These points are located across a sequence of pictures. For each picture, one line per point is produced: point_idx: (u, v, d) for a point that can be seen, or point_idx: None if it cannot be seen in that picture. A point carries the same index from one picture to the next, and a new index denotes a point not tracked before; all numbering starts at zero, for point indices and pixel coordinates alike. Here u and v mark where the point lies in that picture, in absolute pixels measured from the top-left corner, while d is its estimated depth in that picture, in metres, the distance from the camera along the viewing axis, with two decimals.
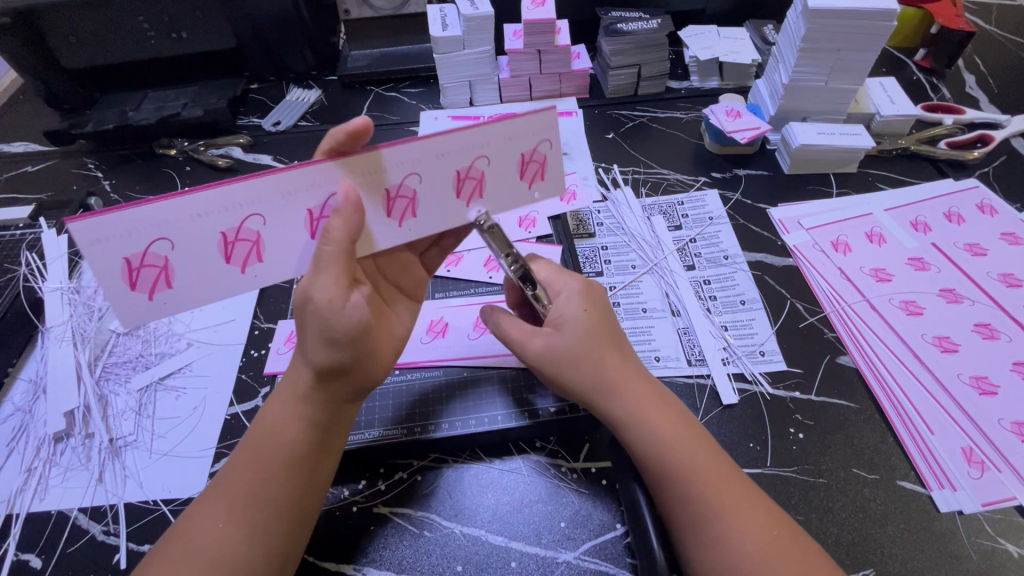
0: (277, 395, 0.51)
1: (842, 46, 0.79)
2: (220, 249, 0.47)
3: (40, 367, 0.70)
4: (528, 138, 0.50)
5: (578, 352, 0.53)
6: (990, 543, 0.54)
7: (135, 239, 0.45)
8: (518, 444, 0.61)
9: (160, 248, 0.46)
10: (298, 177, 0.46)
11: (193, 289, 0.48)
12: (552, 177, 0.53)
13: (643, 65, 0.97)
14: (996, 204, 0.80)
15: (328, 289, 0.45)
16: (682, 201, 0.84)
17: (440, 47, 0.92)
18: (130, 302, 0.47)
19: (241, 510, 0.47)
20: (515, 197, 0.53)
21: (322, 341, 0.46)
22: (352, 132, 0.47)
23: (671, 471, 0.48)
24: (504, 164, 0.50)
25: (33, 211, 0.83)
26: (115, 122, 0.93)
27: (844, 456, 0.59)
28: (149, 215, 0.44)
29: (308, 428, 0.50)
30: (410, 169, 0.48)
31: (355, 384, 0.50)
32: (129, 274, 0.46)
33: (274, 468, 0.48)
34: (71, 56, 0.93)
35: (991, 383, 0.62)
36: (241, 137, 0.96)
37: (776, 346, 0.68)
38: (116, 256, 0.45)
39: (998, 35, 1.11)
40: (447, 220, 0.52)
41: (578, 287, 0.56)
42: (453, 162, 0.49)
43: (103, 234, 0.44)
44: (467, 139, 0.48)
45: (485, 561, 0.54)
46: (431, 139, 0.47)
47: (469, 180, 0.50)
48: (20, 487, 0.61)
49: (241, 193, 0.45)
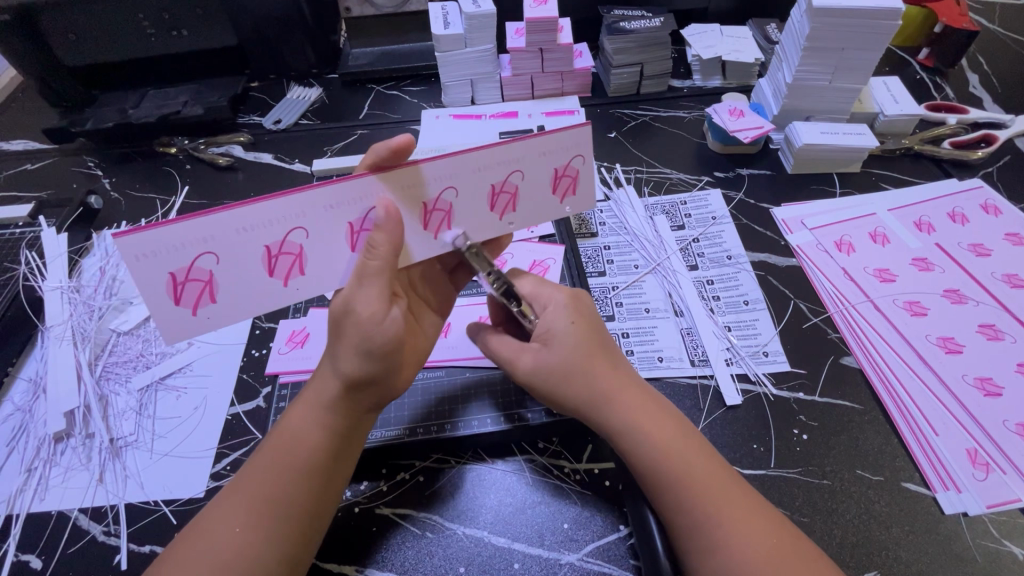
0: (302, 401, 0.51)
1: (846, 45, 0.78)
2: (264, 263, 0.47)
3: (40, 366, 0.70)
4: (562, 154, 0.50)
5: (570, 366, 0.53)
6: (994, 545, 0.53)
7: (181, 253, 0.44)
8: (520, 445, 0.61)
9: (206, 262, 0.45)
10: (346, 190, 0.46)
11: (236, 302, 0.48)
12: (584, 193, 0.53)
13: (645, 64, 0.97)
14: (1000, 204, 0.79)
15: (371, 303, 0.46)
16: (685, 201, 0.84)
17: (441, 45, 0.92)
18: (175, 318, 0.47)
19: (259, 515, 0.46)
20: (546, 211, 0.53)
21: (358, 352, 0.47)
22: (396, 148, 0.49)
23: (671, 477, 0.48)
24: (538, 179, 0.50)
25: (32, 209, 0.82)
26: (114, 120, 0.93)
27: (847, 458, 0.59)
28: (196, 230, 0.44)
29: (333, 436, 0.50)
30: (449, 183, 0.48)
31: (378, 397, 0.51)
32: (174, 288, 0.45)
33: (294, 475, 0.48)
34: (71, 53, 0.92)
35: (995, 384, 0.62)
36: (242, 136, 0.96)
37: (779, 347, 0.68)
38: (162, 271, 0.44)
39: (1001, 34, 1.11)
40: (481, 232, 0.52)
41: (564, 300, 0.56)
42: (490, 176, 0.49)
43: (150, 249, 0.43)
44: (506, 154, 0.48)
45: (487, 563, 0.53)
46: (470, 153, 0.47)
47: (504, 194, 0.50)
48: (20, 487, 0.61)
49: (288, 206, 0.45)
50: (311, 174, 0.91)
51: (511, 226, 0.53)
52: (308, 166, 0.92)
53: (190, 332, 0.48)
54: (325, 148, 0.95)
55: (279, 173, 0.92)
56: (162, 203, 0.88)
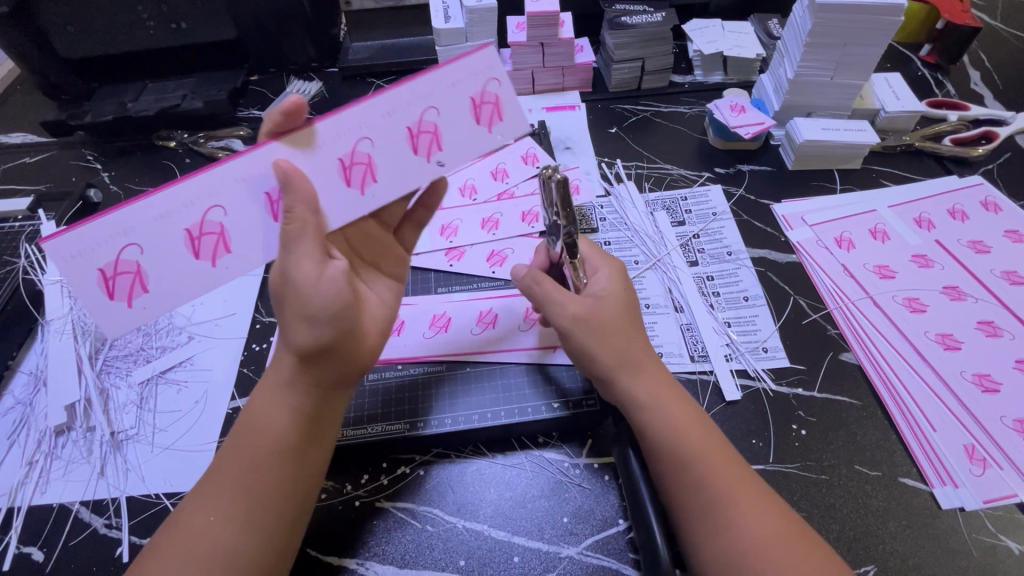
0: (261, 386, 0.52)
1: (848, 41, 0.78)
2: (188, 246, 0.49)
3: (41, 360, 0.70)
4: (470, 83, 0.50)
5: (617, 319, 0.55)
6: (990, 539, 0.54)
7: (107, 248, 0.48)
8: (520, 440, 0.61)
9: (131, 254, 0.48)
10: (260, 157, 0.48)
11: (170, 291, 0.50)
12: (509, 116, 0.52)
13: (647, 59, 0.97)
14: (1000, 201, 0.80)
15: (304, 265, 0.45)
16: (686, 197, 0.84)
17: (442, 39, 0.91)
18: (113, 311, 0.49)
19: (232, 503, 0.47)
20: (476, 145, 0.52)
21: (301, 318, 0.46)
22: (288, 110, 0.47)
23: (683, 454, 0.49)
24: (454, 112, 0.51)
25: (32, 202, 0.82)
26: (113, 113, 0.93)
27: (846, 453, 0.59)
28: (115, 225, 0.47)
29: (295, 418, 0.50)
30: (360, 133, 0.49)
31: (343, 365, 0.50)
32: (106, 283, 0.48)
33: (262, 458, 0.48)
34: (69, 45, 0.92)
35: (994, 380, 0.62)
36: (242, 130, 0.96)
37: (778, 342, 0.68)
38: (91, 268, 0.48)
39: (1003, 31, 1.11)
40: (412, 179, 0.51)
41: (612, 267, 0.60)
42: (402, 120, 0.50)
43: (79, 248, 0.47)
44: (406, 95, 0.49)
45: (488, 556, 0.54)
46: (370, 100, 0.49)
47: (423, 134, 0.50)
48: (22, 480, 0.61)
49: (194, 188, 0.48)
50: None
51: (442, 167, 0.52)
52: None
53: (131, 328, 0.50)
54: None
55: None
56: None
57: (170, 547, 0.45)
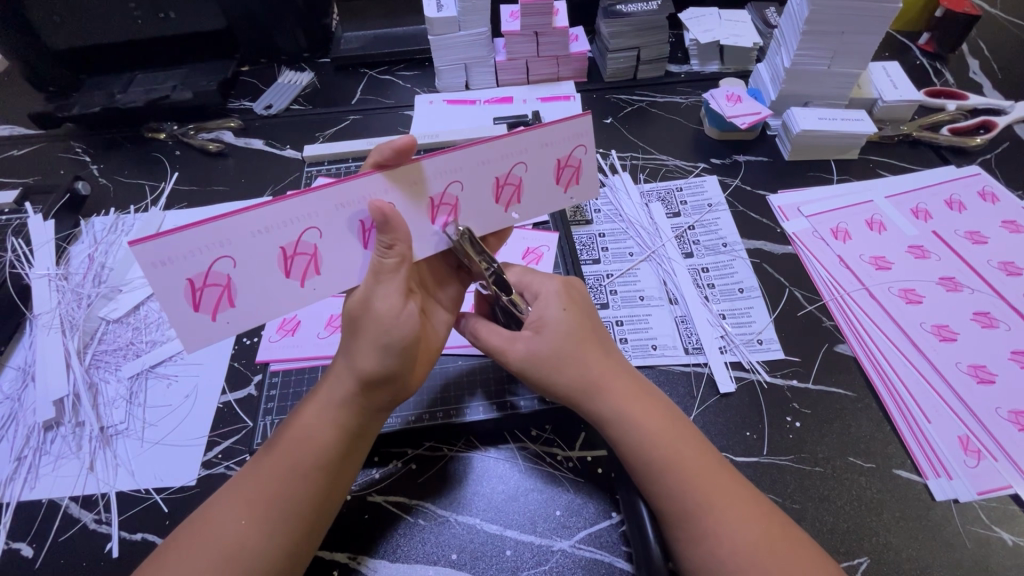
0: (312, 398, 0.51)
1: (845, 28, 0.77)
2: (280, 265, 0.45)
3: (29, 354, 0.69)
4: (563, 145, 0.49)
5: (556, 354, 0.52)
6: (984, 531, 0.54)
7: (198, 258, 0.43)
8: (512, 434, 0.61)
9: (223, 267, 0.44)
10: (363, 184, 0.45)
11: (256, 305, 0.46)
12: (586, 181, 0.52)
13: (643, 48, 0.96)
14: (998, 191, 0.79)
15: (388, 299, 0.46)
16: (681, 188, 0.83)
17: (435, 28, 0.90)
18: (194, 325, 0.45)
19: (270, 508, 0.46)
20: (549, 202, 0.52)
21: (376, 348, 0.47)
22: (399, 148, 0.46)
23: (650, 469, 0.48)
24: (541, 170, 0.50)
25: (18, 195, 0.80)
26: (101, 105, 0.91)
27: (840, 445, 0.59)
28: (211, 235, 0.42)
29: (343, 434, 0.49)
30: (455, 176, 0.47)
31: (395, 393, 0.50)
32: (193, 294, 0.44)
33: (303, 469, 0.48)
34: (55, 35, 0.90)
35: (989, 371, 0.62)
36: (232, 121, 0.94)
37: (773, 334, 0.67)
38: (180, 277, 0.43)
39: (1003, 19, 1.10)
40: (489, 226, 0.51)
41: (556, 288, 0.55)
42: (493, 170, 0.48)
43: (169, 255, 0.42)
44: (506, 147, 0.47)
45: (480, 550, 0.54)
46: (473, 147, 0.46)
47: (509, 186, 0.49)
48: (10, 475, 0.61)
49: (300, 206, 0.44)
50: (302, 160, 0.90)
51: (516, 218, 0.52)
52: (300, 152, 0.91)
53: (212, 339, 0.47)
54: (316, 134, 0.94)
55: (270, 160, 0.90)
56: (151, 189, 0.87)
57: (187, 547, 0.45)
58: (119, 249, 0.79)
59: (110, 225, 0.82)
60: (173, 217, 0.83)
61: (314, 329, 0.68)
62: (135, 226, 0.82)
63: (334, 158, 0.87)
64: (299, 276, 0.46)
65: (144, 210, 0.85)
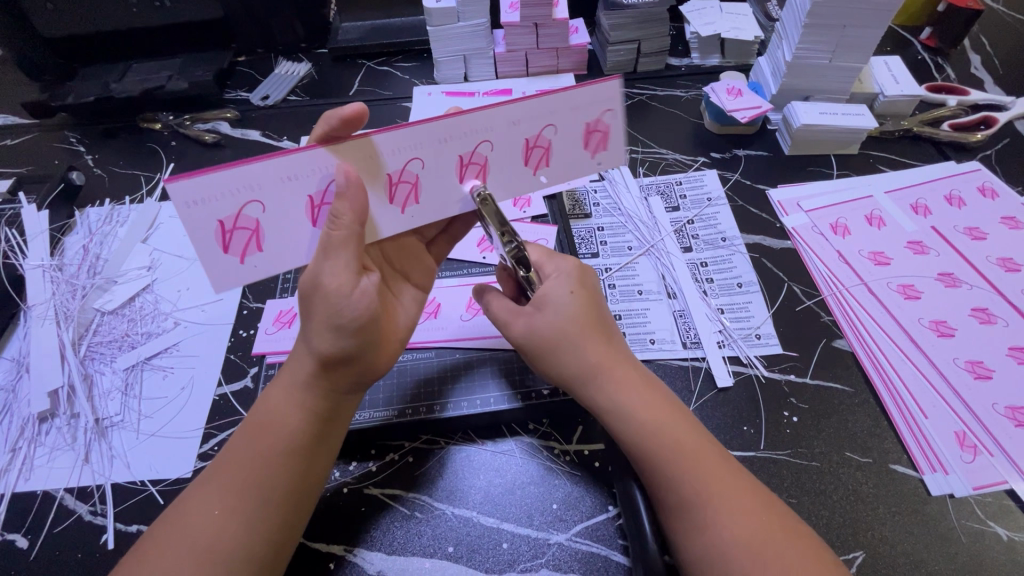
0: (275, 386, 0.51)
1: (848, 22, 0.76)
2: (308, 213, 0.46)
3: (23, 345, 0.69)
4: (590, 108, 0.49)
5: (561, 333, 0.53)
6: (979, 525, 0.54)
7: (229, 201, 0.44)
8: (510, 426, 0.61)
9: (252, 211, 0.45)
10: (395, 139, 0.46)
11: (284, 249, 0.48)
12: (613, 147, 0.52)
13: (643, 41, 0.95)
14: (997, 187, 0.79)
15: (338, 275, 0.45)
16: (680, 181, 0.83)
17: (434, 19, 0.89)
18: (223, 265, 0.46)
19: (241, 498, 0.46)
20: (577, 167, 0.52)
21: (329, 328, 0.46)
22: (346, 118, 0.49)
23: (649, 460, 0.48)
24: (569, 132, 0.50)
25: (11, 185, 0.80)
26: (96, 94, 0.90)
27: (837, 439, 0.59)
28: (241, 179, 0.43)
29: (310, 417, 0.49)
30: (484, 136, 0.48)
31: (358, 374, 0.50)
32: (223, 236, 0.45)
33: (273, 455, 0.48)
34: (48, 23, 0.89)
35: (986, 367, 0.62)
36: (228, 112, 0.93)
37: (772, 329, 0.67)
38: (211, 219, 0.44)
39: (1006, 15, 1.09)
40: (515, 189, 0.52)
41: (569, 268, 0.56)
42: (523, 131, 0.49)
43: (202, 195, 0.43)
44: (535, 108, 0.47)
45: (477, 542, 0.54)
46: (503, 106, 0.47)
47: (537, 149, 0.50)
48: (5, 466, 0.60)
49: (319, 158, 0.44)
50: None
51: (543, 182, 0.52)
52: (297, 144, 0.90)
53: (239, 281, 0.48)
54: (313, 125, 0.93)
55: (268, 151, 0.90)
56: (147, 180, 0.86)
57: (167, 544, 0.44)
58: (114, 240, 0.78)
59: (105, 216, 0.81)
60: (169, 209, 0.82)
61: None
62: (130, 217, 0.81)
63: None
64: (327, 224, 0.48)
65: (139, 201, 0.84)
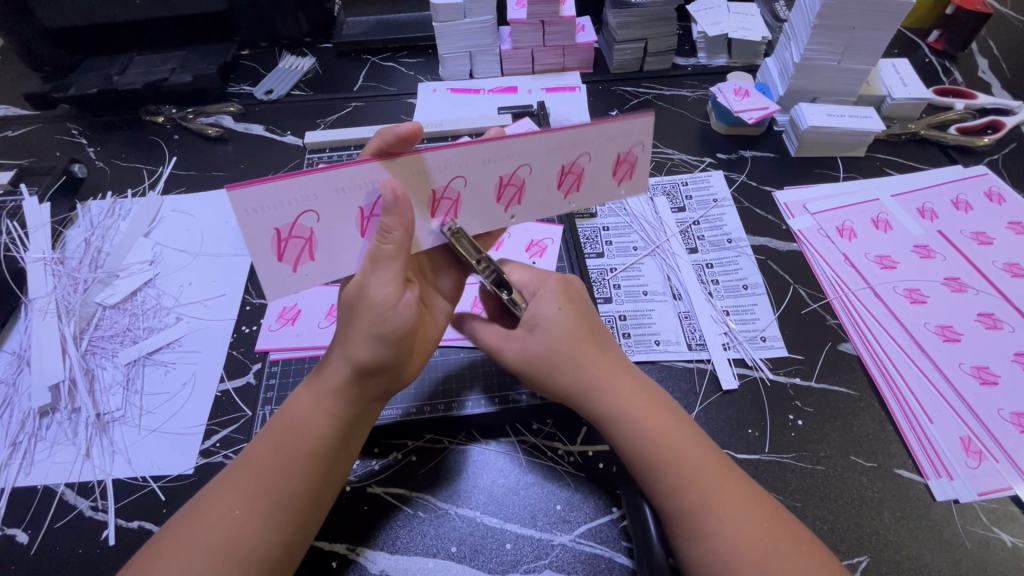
0: (305, 388, 0.50)
1: (857, 23, 0.76)
2: (355, 223, 0.46)
3: (24, 339, 0.68)
4: (625, 139, 0.48)
5: (555, 354, 0.52)
6: (983, 531, 0.54)
7: (287, 209, 0.43)
8: (514, 426, 0.60)
9: (307, 220, 0.44)
10: (441, 157, 0.45)
11: (334, 258, 0.47)
12: (640, 177, 0.52)
13: (650, 40, 0.94)
14: (1004, 192, 0.78)
15: (385, 287, 0.45)
16: (686, 182, 0.82)
17: (440, 15, 0.88)
18: (275, 273, 0.45)
19: (263, 500, 0.46)
20: (604, 194, 0.52)
21: (372, 337, 0.46)
22: (403, 135, 0.48)
23: (653, 469, 0.48)
24: (602, 161, 0.49)
25: (13, 176, 0.79)
26: (98, 86, 0.90)
27: (841, 443, 0.59)
28: (298, 188, 0.42)
29: (337, 423, 0.49)
30: (524, 160, 0.47)
31: (388, 383, 0.50)
32: (278, 245, 0.44)
33: (298, 458, 0.47)
34: (50, 13, 0.88)
35: (992, 373, 0.62)
36: (231, 106, 0.93)
37: (777, 332, 0.67)
38: (267, 226, 0.43)
39: (1013, 18, 1.09)
40: (548, 211, 0.51)
41: (552, 287, 0.55)
42: (560, 157, 0.48)
43: (259, 203, 0.42)
44: (575, 136, 0.47)
45: (480, 542, 0.53)
46: (545, 133, 0.46)
47: (571, 175, 0.49)
48: (5, 461, 0.60)
49: (368, 172, 0.44)
50: (303, 147, 0.88)
51: (574, 206, 0.52)
52: (301, 139, 0.90)
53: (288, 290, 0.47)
54: (317, 120, 0.93)
55: (271, 146, 0.89)
56: (149, 173, 0.86)
57: (182, 544, 0.44)
58: (117, 234, 0.78)
59: (107, 209, 0.81)
60: (172, 203, 0.81)
61: (314, 319, 0.67)
62: (132, 211, 0.80)
63: (334, 145, 0.86)
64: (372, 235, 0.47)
65: (141, 194, 0.83)
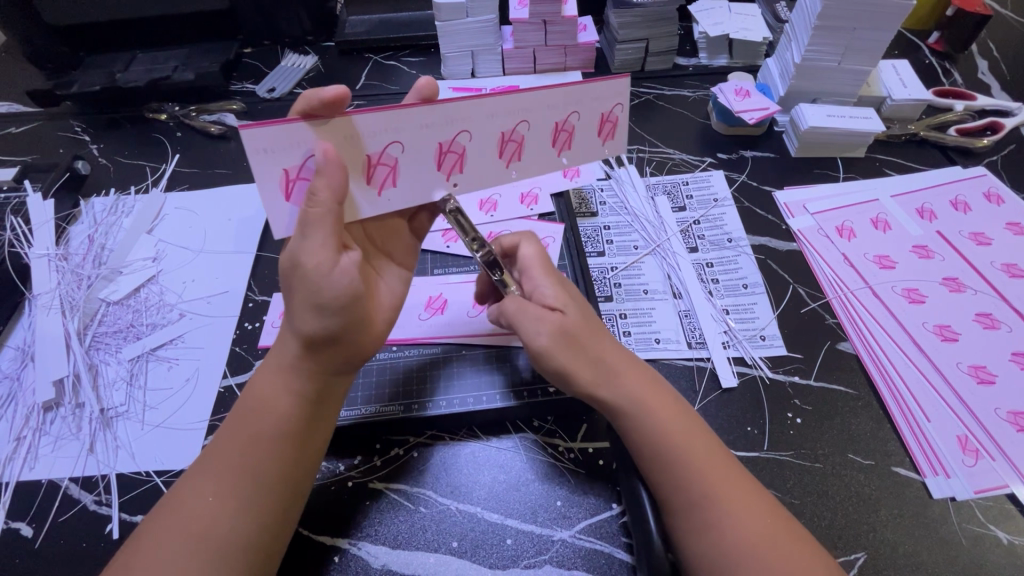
0: (265, 370, 0.51)
1: (857, 25, 0.76)
2: (363, 171, 0.47)
3: (28, 335, 0.69)
4: (606, 100, 0.51)
5: (575, 337, 0.52)
6: (980, 529, 0.54)
7: (297, 151, 0.45)
8: (515, 423, 0.61)
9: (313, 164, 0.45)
10: (445, 111, 0.47)
11: None
12: (623, 137, 0.54)
13: (651, 40, 0.95)
14: (1003, 193, 0.79)
15: (316, 254, 0.45)
16: (687, 181, 0.83)
17: (442, 14, 0.89)
18: (280, 212, 0.47)
19: (234, 483, 0.46)
20: (593, 153, 0.53)
21: (311, 307, 0.46)
22: (328, 100, 0.46)
23: (664, 458, 0.48)
24: (591, 119, 0.51)
25: (17, 173, 0.80)
26: (102, 83, 0.90)
27: (840, 441, 0.59)
28: (308, 132, 0.44)
29: (301, 401, 0.50)
30: (522, 116, 0.49)
31: (345, 354, 0.51)
32: (286, 184, 0.46)
33: (264, 439, 0.48)
34: (54, 10, 0.88)
35: (989, 372, 0.62)
36: (234, 104, 0.93)
37: (777, 330, 0.68)
38: (277, 166, 0.45)
39: (1013, 20, 1.09)
40: (544, 169, 0.53)
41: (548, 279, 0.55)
42: (554, 114, 0.50)
43: (270, 144, 0.44)
44: (565, 93, 0.49)
45: (481, 538, 0.54)
46: (538, 89, 0.48)
47: (564, 132, 0.51)
48: (9, 455, 0.60)
49: (380, 120, 0.46)
50: None
51: (566, 163, 0.53)
52: None
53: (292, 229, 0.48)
54: None
55: None
56: (152, 170, 0.86)
57: (162, 533, 0.44)
58: (119, 230, 0.78)
59: (110, 206, 0.81)
60: (174, 200, 0.82)
61: None
62: (135, 208, 0.81)
63: None
64: (379, 185, 0.48)
65: (145, 191, 0.84)
